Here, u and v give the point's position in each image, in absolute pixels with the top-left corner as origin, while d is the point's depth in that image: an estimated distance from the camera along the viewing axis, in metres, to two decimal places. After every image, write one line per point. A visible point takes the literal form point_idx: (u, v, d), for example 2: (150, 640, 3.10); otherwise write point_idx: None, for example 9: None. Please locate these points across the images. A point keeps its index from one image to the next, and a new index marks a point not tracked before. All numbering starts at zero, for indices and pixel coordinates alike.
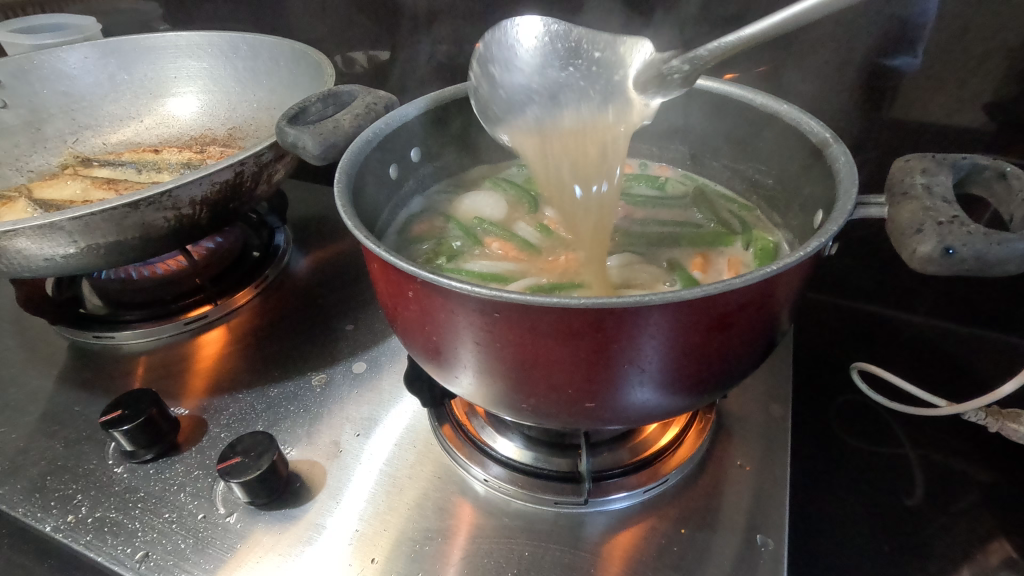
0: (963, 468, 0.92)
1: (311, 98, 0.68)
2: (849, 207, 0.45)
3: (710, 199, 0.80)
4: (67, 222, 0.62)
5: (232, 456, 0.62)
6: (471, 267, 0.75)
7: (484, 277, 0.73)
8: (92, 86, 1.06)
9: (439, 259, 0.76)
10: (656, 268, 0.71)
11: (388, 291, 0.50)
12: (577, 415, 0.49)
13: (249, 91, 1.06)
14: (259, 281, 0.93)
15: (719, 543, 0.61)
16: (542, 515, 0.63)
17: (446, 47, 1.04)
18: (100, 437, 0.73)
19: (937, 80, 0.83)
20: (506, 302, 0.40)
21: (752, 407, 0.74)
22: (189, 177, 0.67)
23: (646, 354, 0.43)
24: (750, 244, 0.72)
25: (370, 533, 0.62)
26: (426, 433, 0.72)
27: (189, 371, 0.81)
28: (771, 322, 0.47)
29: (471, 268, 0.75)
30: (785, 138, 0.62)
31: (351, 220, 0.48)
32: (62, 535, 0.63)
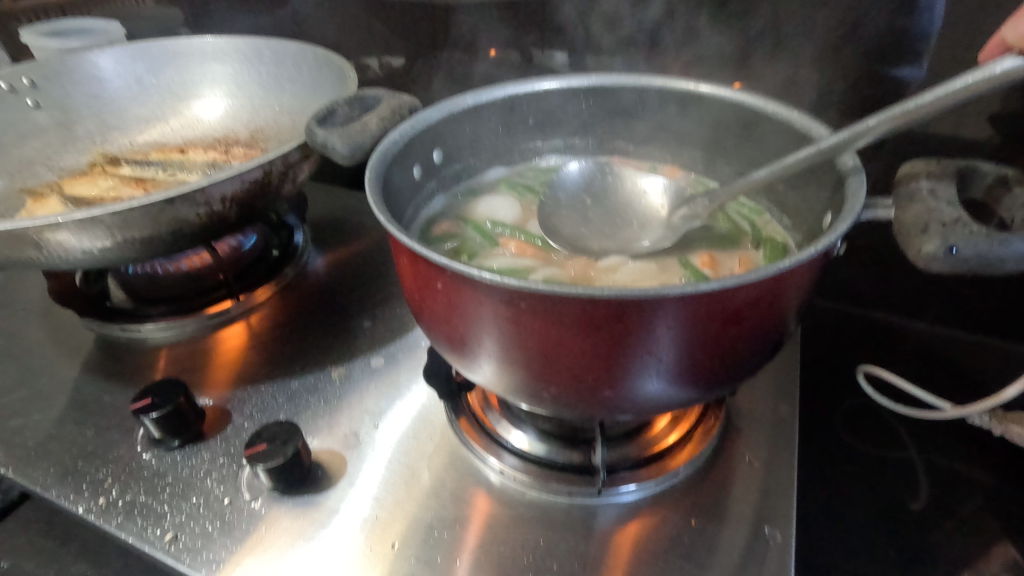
0: (966, 471, 0.94)
1: (338, 102, 0.71)
2: (857, 208, 0.47)
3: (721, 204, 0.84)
4: (106, 217, 0.64)
5: (258, 443, 0.65)
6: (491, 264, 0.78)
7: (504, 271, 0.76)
8: (121, 88, 1.10)
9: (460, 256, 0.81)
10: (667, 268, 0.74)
11: (415, 284, 0.52)
12: (594, 405, 0.51)
13: (272, 95, 1.09)
14: (279, 278, 0.96)
15: (728, 535, 0.63)
16: (556, 505, 0.65)
17: (461, 54, 1.07)
18: (128, 425, 0.75)
19: None
20: (532, 293, 0.42)
21: (759, 405, 0.76)
22: (221, 175, 0.69)
23: (663, 345, 0.45)
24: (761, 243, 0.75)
25: (390, 520, 0.64)
26: (442, 426, 0.74)
27: (213, 363, 0.84)
28: (782, 318, 0.49)
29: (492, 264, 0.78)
30: (796, 144, 0.64)
31: (383, 215, 0.51)
32: (93, 517, 0.65)
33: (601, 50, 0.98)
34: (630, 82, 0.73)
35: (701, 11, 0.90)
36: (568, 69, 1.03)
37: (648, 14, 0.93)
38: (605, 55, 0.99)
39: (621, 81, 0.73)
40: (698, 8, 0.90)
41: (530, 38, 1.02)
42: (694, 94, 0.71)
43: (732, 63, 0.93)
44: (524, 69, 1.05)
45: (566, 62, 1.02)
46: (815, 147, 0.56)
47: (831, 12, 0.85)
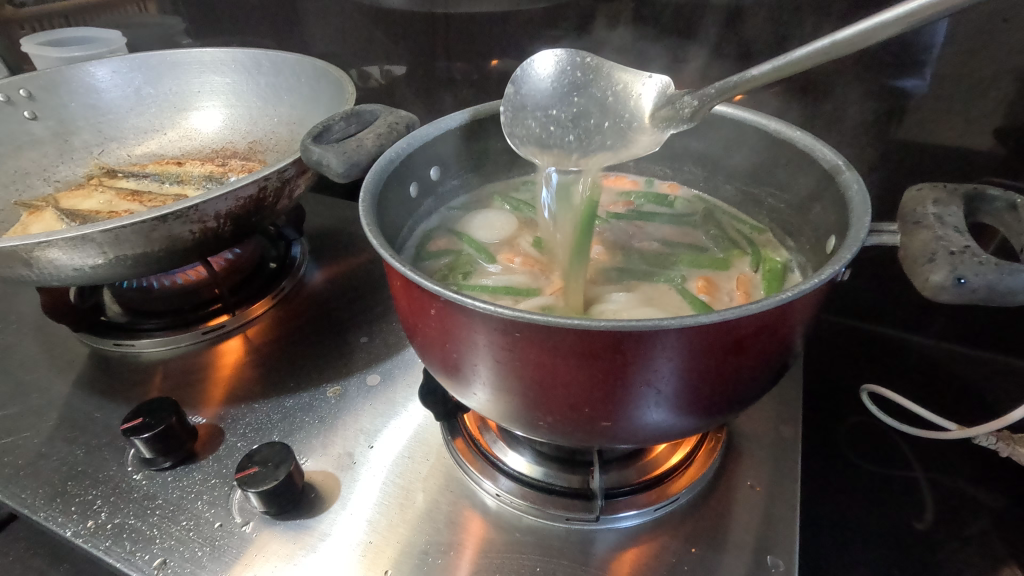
0: (973, 492, 0.92)
1: (335, 117, 0.70)
2: (862, 234, 0.46)
3: (718, 220, 0.81)
4: (98, 234, 0.63)
5: (250, 466, 0.64)
6: (486, 284, 0.75)
7: (499, 292, 0.73)
8: (119, 99, 1.09)
9: (454, 275, 0.77)
10: (667, 288, 0.72)
11: (409, 307, 0.51)
12: (592, 434, 0.50)
13: (271, 106, 1.08)
14: (276, 292, 0.95)
15: (728, 563, 0.61)
16: (554, 530, 0.64)
17: (462, 64, 1.07)
18: (120, 444, 0.74)
19: (945, 103, 0.84)
20: (527, 322, 0.41)
21: (761, 426, 0.75)
22: (215, 191, 0.68)
23: (662, 375, 0.44)
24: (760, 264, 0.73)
25: (383, 545, 0.63)
26: (438, 447, 0.72)
27: (206, 380, 0.82)
28: (785, 346, 0.48)
29: (486, 284, 0.75)
30: (798, 163, 0.63)
31: (375, 238, 0.49)
32: (82, 540, 0.64)
33: (603, 60, 0.98)
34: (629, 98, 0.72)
35: (704, 22, 0.89)
36: None
37: (650, 25, 0.92)
38: None
39: (620, 97, 0.72)
40: (699, 20, 0.89)
41: (531, 48, 1.01)
42: None
43: (734, 74, 0.92)
44: None
45: None
46: (833, 38, 0.46)
47: (835, 23, 0.84)
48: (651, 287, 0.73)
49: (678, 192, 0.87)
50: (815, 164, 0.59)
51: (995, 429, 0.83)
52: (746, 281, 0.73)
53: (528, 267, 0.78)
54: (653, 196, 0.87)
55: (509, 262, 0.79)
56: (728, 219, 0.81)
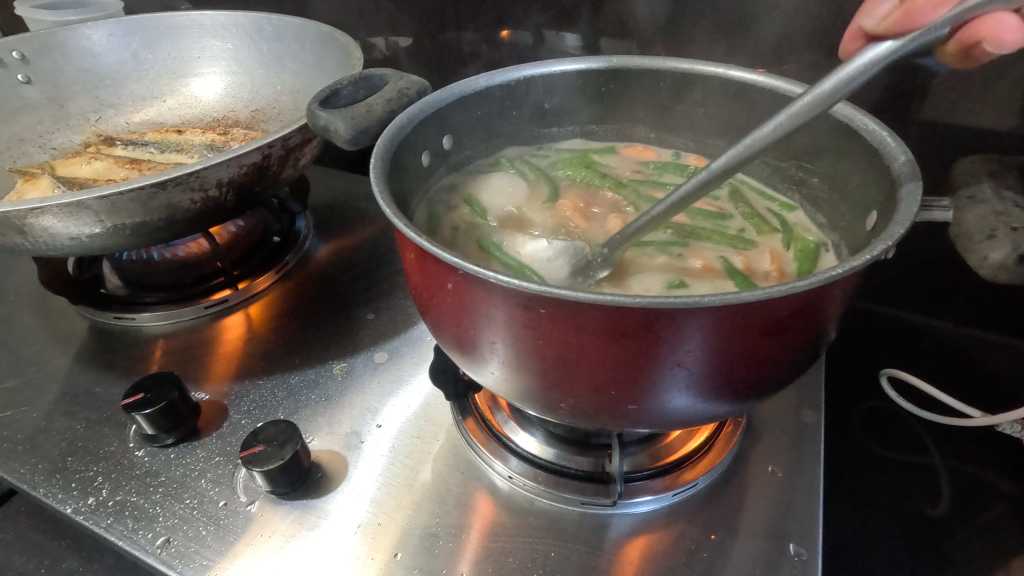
0: (992, 480, 0.90)
1: (342, 81, 0.66)
2: (912, 209, 0.42)
3: (747, 196, 0.79)
4: (93, 201, 0.60)
5: (254, 444, 0.62)
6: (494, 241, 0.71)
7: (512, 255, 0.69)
8: (116, 64, 1.05)
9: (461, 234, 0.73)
10: (703, 261, 0.69)
11: (423, 281, 0.48)
12: (614, 417, 0.48)
13: (273, 74, 1.04)
14: (280, 266, 0.92)
15: (749, 550, 0.59)
16: (567, 514, 0.62)
17: (471, 34, 1.02)
18: (120, 419, 0.72)
19: (978, 79, 0.80)
20: (553, 297, 0.38)
21: (781, 411, 0.72)
22: (216, 158, 0.65)
23: (695, 357, 0.41)
24: (791, 242, 0.70)
25: (393, 527, 0.61)
26: (449, 427, 0.70)
27: (210, 355, 0.80)
28: (824, 327, 0.45)
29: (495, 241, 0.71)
30: (834, 135, 0.59)
31: (388, 207, 0.46)
32: (82, 517, 0.63)
33: (618, 34, 0.93)
34: (653, 64, 0.69)
35: None
36: (584, 53, 0.97)
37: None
38: (621, 38, 0.93)
39: (644, 63, 0.69)
40: None
41: (544, 15, 0.96)
42: (725, 78, 0.66)
43: (759, 46, 0.87)
44: (536, 50, 1.00)
45: (578, 45, 0.96)
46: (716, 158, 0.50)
47: None
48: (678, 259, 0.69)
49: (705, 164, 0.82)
50: (854, 136, 0.55)
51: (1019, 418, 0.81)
52: (778, 256, 0.70)
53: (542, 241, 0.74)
54: (674, 165, 0.82)
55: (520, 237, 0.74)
56: (755, 196, 0.79)
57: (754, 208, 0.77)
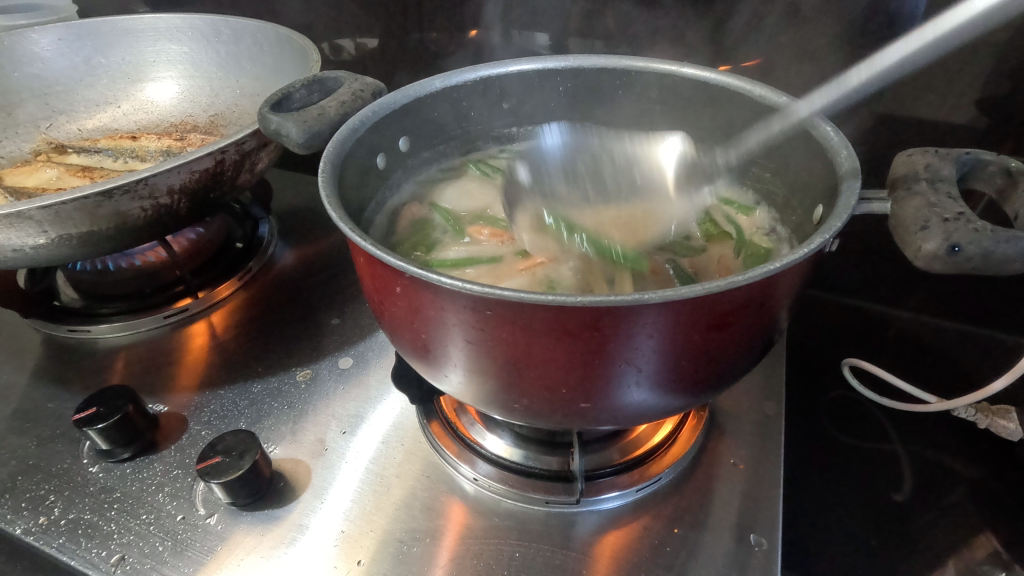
0: (951, 463, 0.92)
1: (295, 84, 0.65)
2: (853, 202, 0.43)
3: (706, 203, 0.77)
4: (35, 211, 0.58)
5: (212, 456, 0.60)
6: (450, 255, 0.72)
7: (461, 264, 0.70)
8: (67, 70, 1.02)
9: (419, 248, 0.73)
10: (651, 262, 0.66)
11: (374, 285, 0.48)
12: (570, 416, 0.48)
13: (232, 77, 1.02)
14: (243, 273, 0.91)
15: (711, 542, 0.60)
16: (533, 514, 0.62)
17: (436, 35, 1.01)
18: (74, 435, 0.70)
19: (926, 74, 0.82)
20: (498, 298, 0.38)
21: (745, 404, 0.73)
22: (166, 165, 0.64)
23: (643, 353, 0.42)
24: (742, 249, 0.69)
25: (356, 534, 0.60)
26: (414, 431, 0.70)
27: (169, 366, 0.78)
28: (772, 320, 0.45)
29: (451, 255, 0.71)
30: (783, 130, 0.60)
31: (336, 212, 0.46)
32: (33, 538, 0.61)
33: (583, 33, 0.93)
34: (608, 63, 0.70)
35: None
36: (548, 52, 0.97)
37: None
38: (584, 37, 0.94)
39: (599, 62, 0.70)
40: None
41: (507, 15, 0.96)
42: (678, 75, 0.68)
43: (718, 44, 0.88)
44: (501, 51, 1.00)
45: (544, 44, 0.96)
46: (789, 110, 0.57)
47: None
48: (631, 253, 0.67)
49: None
50: (801, 131, 0.57)
51: (973, 401, 0.83)
52: (725, 261, 0.69)
53: (498, 239, 0.73)
54: None
55: (478, 233, 0.74)
56: (716, 204, 0.77)
57: (709, 215, 0.75)
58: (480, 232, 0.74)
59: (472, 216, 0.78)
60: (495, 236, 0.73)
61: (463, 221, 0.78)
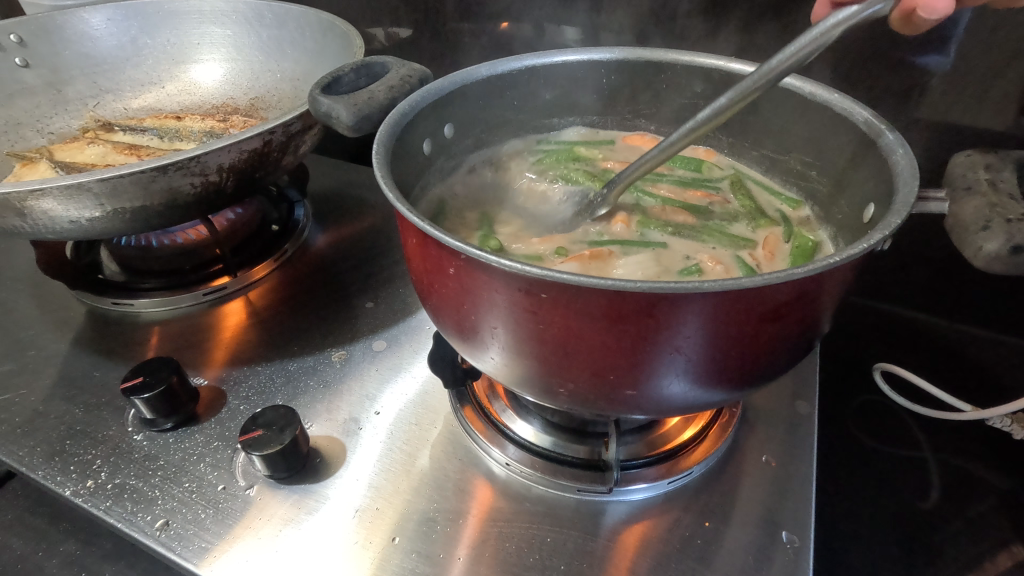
0: (980, 473, 0.91)
1: (344, 68, 0.66)
2: (910, 200, 0.43)
3: (748, 186, 0.78)
4: (94, 184, 0.60)
5: (253, 429, 0.62)
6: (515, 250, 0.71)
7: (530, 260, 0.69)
8: (114, 50, 1.05)
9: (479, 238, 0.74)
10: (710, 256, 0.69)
11: (424, 266, 0.48)
12: (612, 402, 0.48)
13: (273, 61, 1.03)
14: (278, 254, 0.92)
15: (742, 537, 0.60)
16: (564, 501, 0.63)
17: (473, 25, 1.02)
18: (119, 404, 0.72)
19: (973, 78, 0.80)
20: (554, 282, 0.39)
21: (776, 402, 0.73)
22: (217, 144, 0.65)
23: (693, 342, 0.42)
24: (791, 237, 0.70)
25: (389, 512, 0.61)
26: (446, 414, 0.71)
27: (210, 341, 0.80)
28: (821, 315, 0.45)
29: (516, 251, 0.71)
30: (833, 128, 0.60)
31: (390, 192, 0.47)
32: (81, 500, 0.63)
33: (619, 26, 0.93)
34: (653, 56, 0.69)
35: None
36: (583, 45, 0.97)
37: None
38: (622, 30, 0.93)
39: (644, 54, 0.69)
40: None
41: (544, 8, 0.96)
42: (725, 71, 0.67)
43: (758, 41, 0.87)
44: (536, 42, 1.00)
45: (578, 37, 0.96)
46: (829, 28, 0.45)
47: None
48: (687, 256, 0.69)
49: (715, 159, 0.83)
50: (853, 128, 0.56)
51: (1011, 411, 0.82)
52: (773, 241, 0.71)
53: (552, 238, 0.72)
54: (683, 160, 0.83)
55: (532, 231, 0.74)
56: (760, 189, 0.77)
57: (755, 200, 0.76)
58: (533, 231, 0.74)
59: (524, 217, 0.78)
60: (547, 237, 0.72)
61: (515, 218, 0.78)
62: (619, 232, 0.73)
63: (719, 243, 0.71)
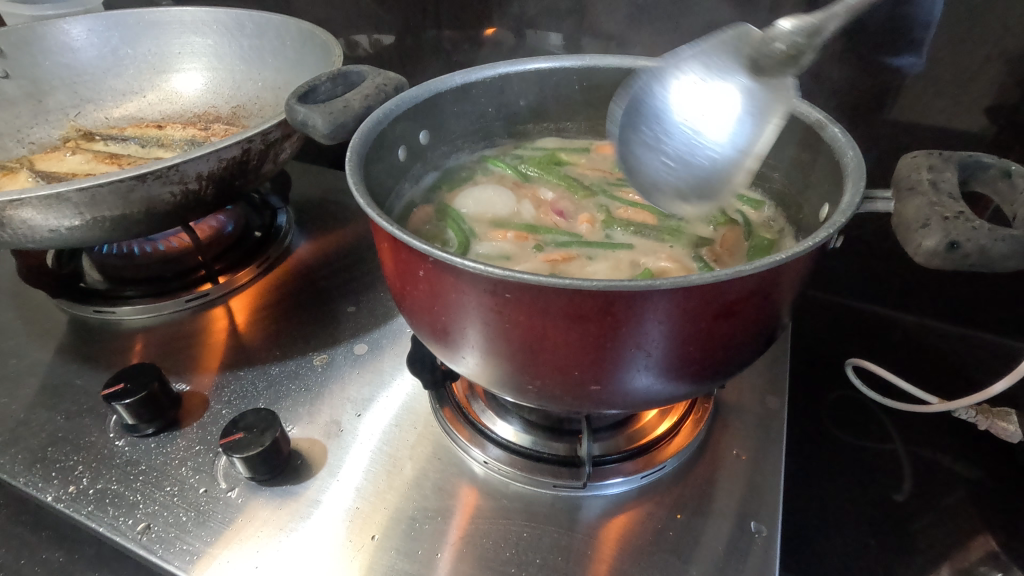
0: (951, 464, 0.93)
1: (321, 77, 0.68)
2: (856, 200, 0.45)
3: None
4: (73, 193, 0.61)
5: (234, 432, 0.63)
6: (478, 250, 0.74)
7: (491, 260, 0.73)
8: (94, 60, 1.05)
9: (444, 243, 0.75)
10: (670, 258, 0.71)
11: (397, 270, 0.50)
12: (580, 398, 0.50)
13: (254, 70, 1.05)
14: (261, 261, 0.93)
15: (713, 528, 0.62)
16: (541, 497, 0.64)
17: (453, 33, 1.04)
18: (101, 410, 0.73)
19: (934, 82, 0.83)
20: (516, 282, 0.40)
21: (748, 397, 0.75)
22: (196, 152, 0.66)
23: (652, 338, 0.44)
24: (750, 236, 0.72)
25: (369, 512, 0.63)
26: (426, 415, 0.72)
27: (193, 348, 0.81)
28: (777, 310, 0.47)
29: (479, 251, 0.74)
30: (795, 132, 0.62)
31: (362, 198, 0.48)
32: (63, 505, 0.64)
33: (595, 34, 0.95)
34: (623, 63, 0.71)
35: None
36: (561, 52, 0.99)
37: None
38: (598, 37, 0.96)
39: (614, 62, 0.71)
40: None
41: (522, 16, 0.98)
42: None
43: None
44: (516, 49, 1.02)
45: (556, 45, 0.99)
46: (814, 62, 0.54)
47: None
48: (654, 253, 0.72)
49: None
50: (811, 132, 0.58)
51: (975, 403, 0.84)
52: (732, 240, 0.73)
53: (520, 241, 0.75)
54: None
55: (497, 234, 0.76)
56: None
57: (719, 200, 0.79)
58: (502, 234, 0.76)
59: (490, 221, 0.79)
60: (518, 239, 0.75)
61: (480, 227, 0.78)
62: (586, 231, 0.76)
63: (675, 237, 0.74)
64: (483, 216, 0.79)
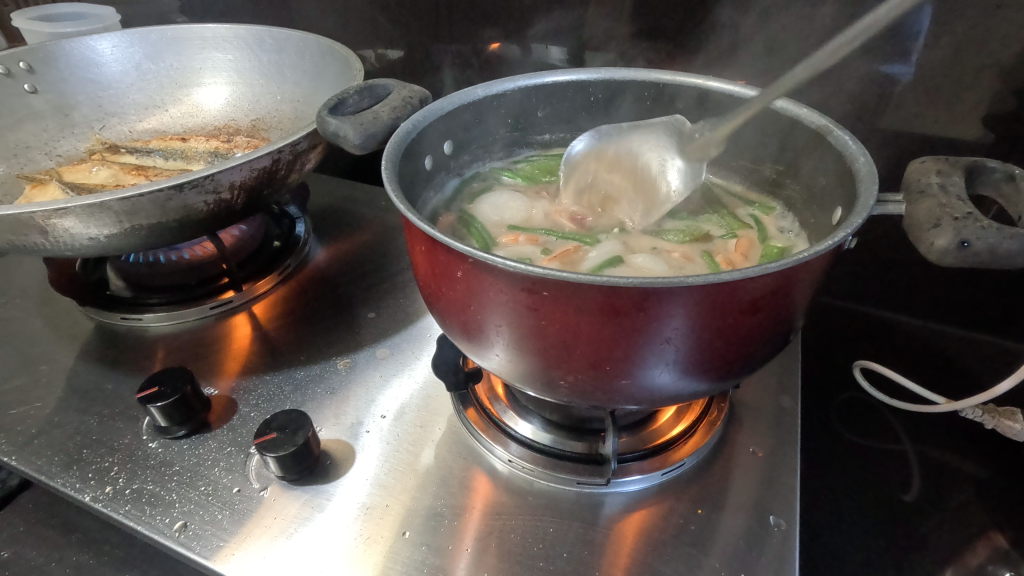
0: (958, 464, 0.95)
1: (349, 90, 0.71)
2: (871, 202, 0.47)
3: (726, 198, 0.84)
4: (115, 203, 0.64)
5: (268, 432, 0.65)
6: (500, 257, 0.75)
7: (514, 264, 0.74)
8: (119, 75, 1.08)
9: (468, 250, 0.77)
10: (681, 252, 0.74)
11: (432, 271, 0.52)
12: (609, 393, 0.52)
13: (274, 84, 1.08)
14: (281, 269, 0.95)
15: (733, 524, 0.64)
16: (564, 494, 0.66)
17: (463, 47, 1.07)
18: (133, 414, 0.75)
19: (932, 92, 0.87)
20: (554, 280, 0.43)
21: (762, 397, 0.77)
22: (230, 162, 0.69)
23: (682, 334, 0.46)
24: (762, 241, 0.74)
25: (399, 508, 0.64)
26: (450, 417, 0.74)
27: (220, 353, 0.83)
28: (796, 307, 0.50)
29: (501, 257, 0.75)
30: (803, 139, 0.65)
31: (401, 203, 0.50)
32: (100, 504, 0.65)
33: (601, 46, 0.98)
34: (639, 76, 0.74)
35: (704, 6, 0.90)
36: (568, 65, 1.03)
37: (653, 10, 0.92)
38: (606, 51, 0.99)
39: (631, 75, 0.75)
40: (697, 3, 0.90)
41: (531, 31, 1.01)
42: (703, 88, 0.72)
43: (733, 59, 0.93)
44: (524, 62, 1.05)
45: (564, 57, 1.02)
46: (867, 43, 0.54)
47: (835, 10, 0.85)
48: (654, 244, 0.77)
49: None
50: (821, 140, 0.61)
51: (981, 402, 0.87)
52: (748, 244, 0.74)
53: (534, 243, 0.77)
54: None
55: (511, 239, 0.78)
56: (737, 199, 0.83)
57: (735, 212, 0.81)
58: (514, 238, 0.78)
59: (509, 225, 0.81)
60: (532, 240, 0.78)
61: (496, 233, 0.81)
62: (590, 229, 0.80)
63: (680, 236, 0.78)
64: (500, 221, 0.82)
